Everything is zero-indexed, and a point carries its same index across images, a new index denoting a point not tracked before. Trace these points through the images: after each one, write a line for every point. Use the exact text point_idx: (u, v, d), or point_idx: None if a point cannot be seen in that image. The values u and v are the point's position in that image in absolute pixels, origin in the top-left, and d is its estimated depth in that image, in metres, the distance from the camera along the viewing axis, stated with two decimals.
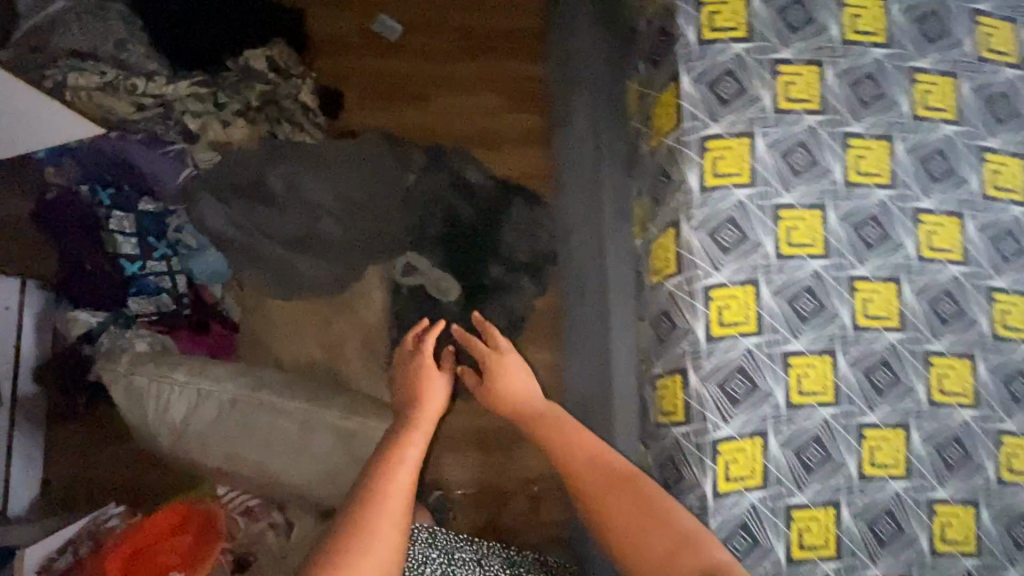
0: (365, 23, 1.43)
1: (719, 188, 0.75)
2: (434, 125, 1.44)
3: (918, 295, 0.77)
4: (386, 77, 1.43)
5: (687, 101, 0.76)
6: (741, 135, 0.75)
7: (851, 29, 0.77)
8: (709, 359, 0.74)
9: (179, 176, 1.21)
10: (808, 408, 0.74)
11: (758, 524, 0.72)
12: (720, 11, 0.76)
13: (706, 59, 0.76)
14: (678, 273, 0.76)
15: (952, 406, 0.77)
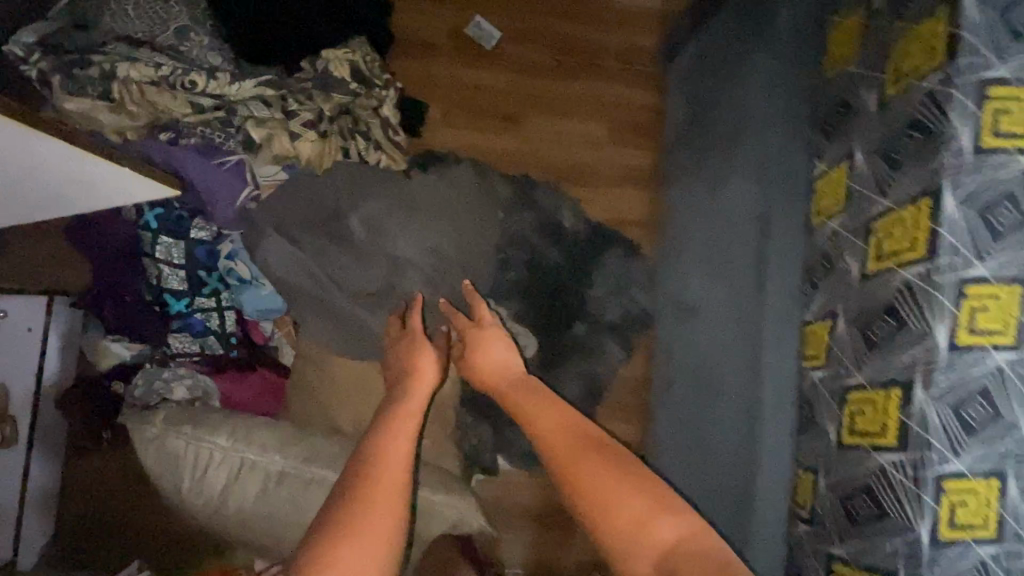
0: (458, 25, 1.24)
1: (973, 348, 0.56)
2: (524, 152, 1.25)
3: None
4: (475, 91, 1.25)
5: (946, 226, 0.56)
6: (1014, 282, 0.56)
7: None
8: (931, 570, 0.57)
9: (236, 198, 1.03)
10: None
11: None
12: (1009, 112, 0.55)
13: (983, 174, 0.55)
14: (899, 449, 0.59)
15: None
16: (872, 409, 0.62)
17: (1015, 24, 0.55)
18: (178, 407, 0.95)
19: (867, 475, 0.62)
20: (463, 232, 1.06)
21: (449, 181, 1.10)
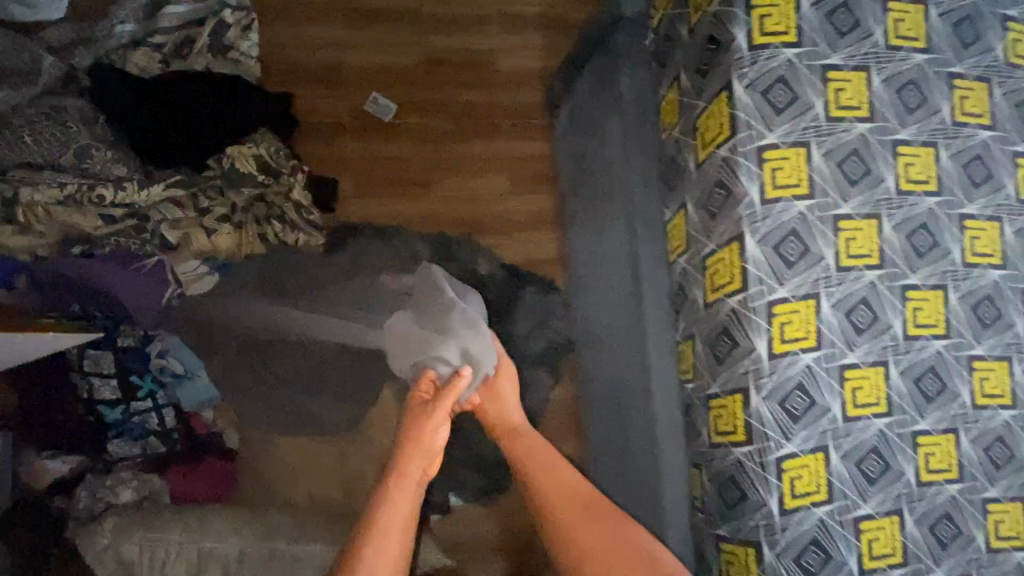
0: (358, 105, 1.36)
1: (787, 354, 0.72)
2: (436, 212, 1.37)
3: (974, 444, 0.77)
4: (384, 162, 1.36)
5: (753, 263, 0.72)
6: (807, 298, 0.72)
7: (905, 179, 0.76)
8: (783, 534, 0.72)
9: (160, 296, 1.09)
10: (880, 572, 0.73)
11: None
12: (781, 167, 0.72)
13: (771, 219, 0.72)
14: (749, 443, 0.73)
15: (1005, 550, 0.78)
16: (726, 413, 0.76)
17: (774, 102, 0.72)
18: (129, 513, 0.98)
19: (729, 465, 0.76)
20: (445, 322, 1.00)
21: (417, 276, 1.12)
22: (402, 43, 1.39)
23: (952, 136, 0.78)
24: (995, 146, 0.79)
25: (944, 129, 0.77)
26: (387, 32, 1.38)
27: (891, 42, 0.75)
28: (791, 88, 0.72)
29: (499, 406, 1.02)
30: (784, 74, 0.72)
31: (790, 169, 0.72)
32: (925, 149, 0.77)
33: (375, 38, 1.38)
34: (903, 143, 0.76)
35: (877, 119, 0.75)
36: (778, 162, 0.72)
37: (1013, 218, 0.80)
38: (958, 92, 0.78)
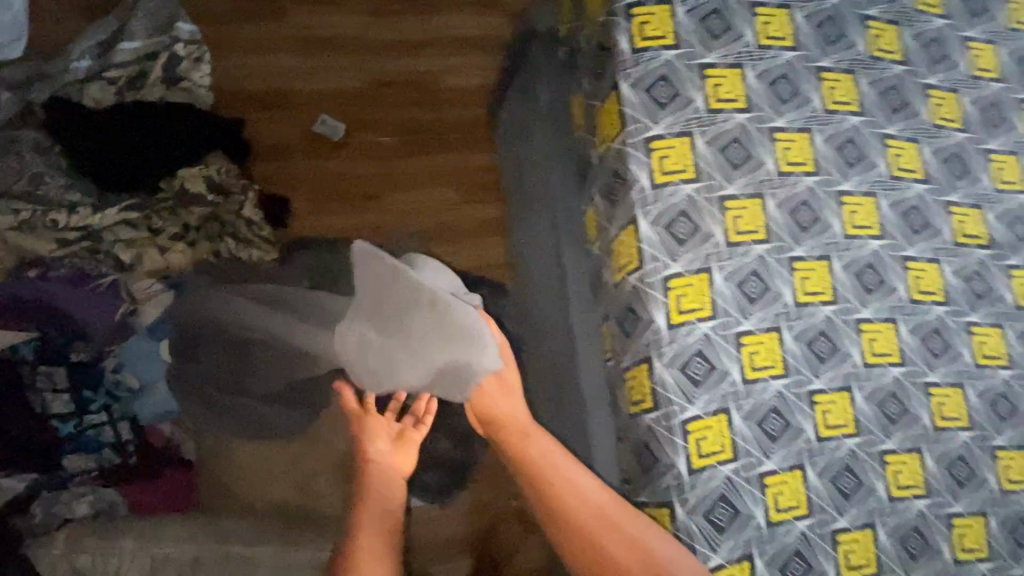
0: (308, 126, 1.43)
1: (685, 324, 0.79)
2: (386, 223, 1.43)
3: (868, 400, 0.83)
4: (334, 179, 1.43)
5: (647, 243, 0.79)
6: (700, 272, 0.79)
7: (784, 161, 0.84)
8: (693, 492, 0.77)
9: (115, 314, 1.12)
10: (787, 523, 0.78)
11: (812, 550, 0.78)
12: (668, 155, 0.80)
13: (661, 202, 0.80)
14: (656, 408, 0.79)
15: (908, 499, 0.83)
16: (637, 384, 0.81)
17: (657, 98, 0.81)
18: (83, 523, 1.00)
19: (641, 432, 0.81)
20: (425, 339, 0.90)
21: (363, 264, 0.94)
22: (349, 68, 1.48)
23: (825, 122, 0.86)
24: (866, 130, 0.88)
25: (816, 116, 0.86)
26: (334, 59, 1.47)
27: (760, 42, 0.85)
28: (672, 85, 0.81)
29: (511, 402, 0.93)
30: (664, 73, 0.81)
31: (676, 156, 0.80)
32: (800, 135, 0.85)
33: (323, 64, 1.47)
34: (780, 130, 0.84)
35: (753, 110, 0.83)
36: (665, 150, 0.80)
37: (887, 193, 0.88)
38: (826, 84, 0.87)
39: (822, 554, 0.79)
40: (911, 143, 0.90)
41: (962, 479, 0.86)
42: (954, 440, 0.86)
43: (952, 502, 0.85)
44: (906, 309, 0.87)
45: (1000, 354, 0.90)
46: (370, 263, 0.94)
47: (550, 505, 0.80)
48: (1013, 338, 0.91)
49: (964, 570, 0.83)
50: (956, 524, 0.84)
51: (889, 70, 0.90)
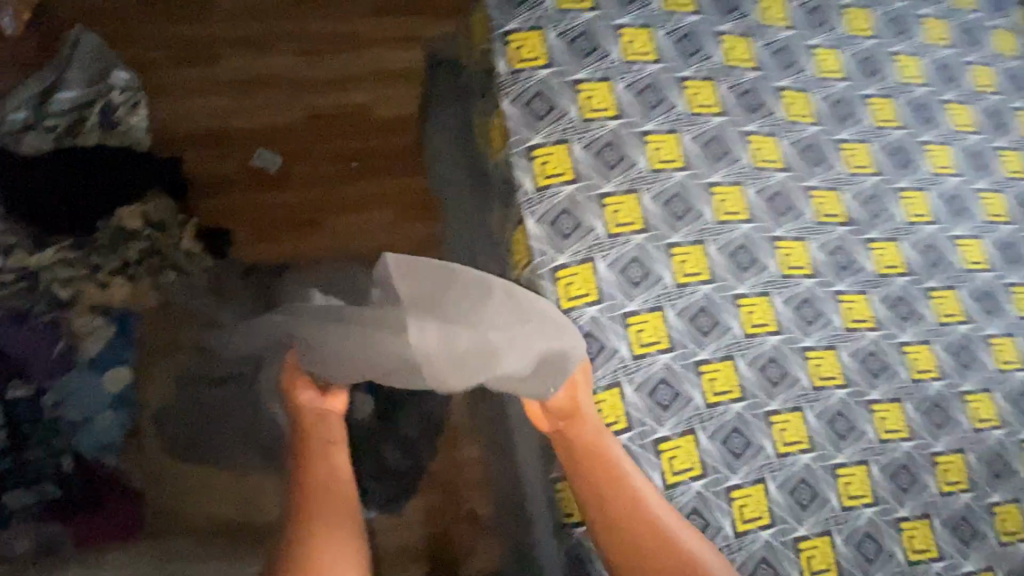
0: (246, 159, 1.51)
1: (574, 309, 0.88)
2: (328, 248, 1.50)
3: (749, 366, 0.93)
4: (276, 210, 1.50)
5: (535, 240, 0.88)
6: (584, 261, 0.88)
7: (655, 159, 0.94)
8: None
9: (53, 352, 1.17)
10: (683, 484, 0.87)
11: (707, 507, 0.87)
12: (548, 161, 0.90)
13: (545, 202, 0.89)
14: None
15: (795, 454, 0.93)
16: None
17: (537, 110, 0.91)
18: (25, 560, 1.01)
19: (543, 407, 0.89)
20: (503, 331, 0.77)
21: (404, 275, 0.73)
22: (281, 104, 1.56)
23: (688, 121, 0.97)
24: (727, 129, 0.99)
25: (683, 119, 0.97)
26: (266, 97, 1.56)
27: (626, 58, 0.96)
28: (547, 98, 0.91)
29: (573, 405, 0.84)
30: (539, 89, 0.91)
31: (557, 161, 0.90)
32: (668, 134, 0.96)
33: (257, 99, 1.55)
34: (649, 132, 0.95)
35: (623, 116, 0.94)
36: (545, 156, 0.90)
37: (753, 181, 0.99)
38: (689, 90, 0.98)
39: (717, 510, 0.88)
40: (770, 138, 1.01)
41: (844, 433, 0.96)
42: (833, 399, 0.96)
43: (834, 453, 0.95)
44: (778, 283, 0.97)
45: (869, 318, 1.01)
46: (415, 270, 0.74)
47: (607, 520, 0.78)
48: (880, 304, 1.02)
49: (852, 514, 0.93)
50: (840, 473, 0.94)
51: (745, 76, 1.02)
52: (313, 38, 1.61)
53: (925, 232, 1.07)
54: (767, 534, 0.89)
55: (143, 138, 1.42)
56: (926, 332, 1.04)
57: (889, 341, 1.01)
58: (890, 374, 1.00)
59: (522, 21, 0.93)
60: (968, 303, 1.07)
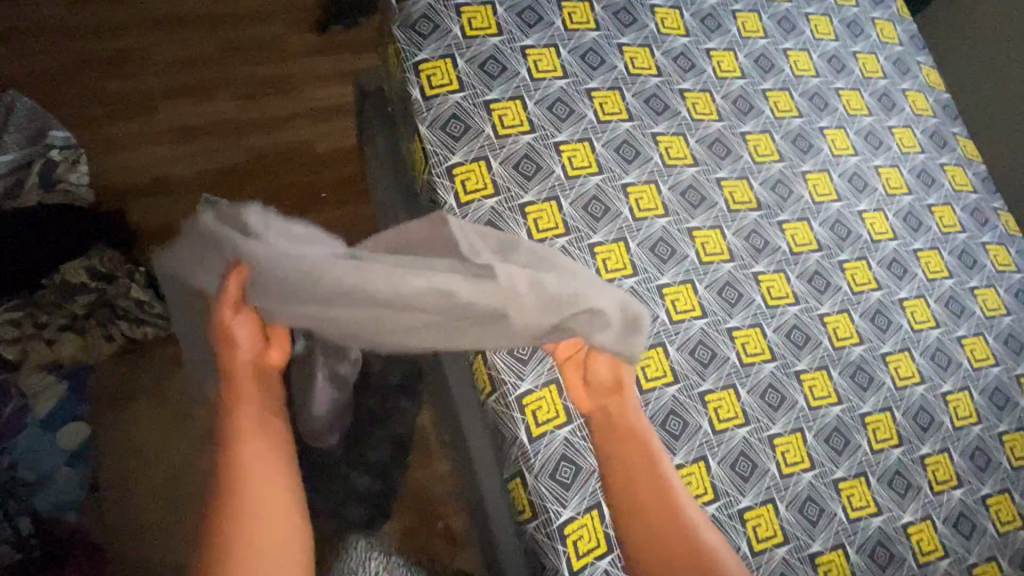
0: (270, 134, 1.56)
1: (712, 263, 0.96)
2: None
3: (862, 316, 1.02)
4: (253, 186, 1.50)
5: (670, 205, 0.97)
6: (713, 228, 0.98)
7: (756, 154, 1.05)
8: (749, 379, 0.92)
9: (80, 301, 1.18)
10: (824, 408, 0.95)
11: (847, 429, 0.95)
12: (697, 102, 1.04)
13: (674, 175, 0.99)
14: (704, 315, 0.93)
15: (911, 387, 1.01)
16: (681, 295, 0.92)
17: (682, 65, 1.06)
18: None
19: (691, 333, 0.91)
20: None
21: None
22: (333, 98, 1.64)
23: (797, 83, 1.14)
24: (825, 88, 1.16)
25: (790, 79, 1.13)
26: (317, 91, 1.63)
27: (743, 34, 1.13)
28: (661, 97, 1.02)
29: None
30: (654, 90, 1.02)
31: (678, 148, 1.00)
32: (783, 92, 1.12)
33: (291, 73, 1.64)
34: (768, 90, 1.11)
35: (747, 78, 1.10)
36: (668, 143, 1.00)
37: (851, 126, 1.15)
38: (792, 58, 1.15)
39: (854, 431, 0.95)
40: (840, 129, 1.14)
41: (944, 364, 1.04)
42: (930, 333, 1.05)
43: (942, 382, 1.03)
44: (871, 249, 1.07)
45: (943, 269, 1.11)
46: None
47: None
48: (949, 256, 1.13)
49: (963, 433, 1.01)
50: (950, 398, 1.03)
51: (828, 46, 1.20)
52: (367, 41, 1.72)
53: (969, 199, 1.20)
54: (898, 453, 0.96)
55: (183, 107, 1.53)
56: (990, 278, 1.14)
57: (963, 287, 1.12)
58: (969, 313, 1.10)
59: (604, 10, 1.04)
60: (1016, 255, 1.19)
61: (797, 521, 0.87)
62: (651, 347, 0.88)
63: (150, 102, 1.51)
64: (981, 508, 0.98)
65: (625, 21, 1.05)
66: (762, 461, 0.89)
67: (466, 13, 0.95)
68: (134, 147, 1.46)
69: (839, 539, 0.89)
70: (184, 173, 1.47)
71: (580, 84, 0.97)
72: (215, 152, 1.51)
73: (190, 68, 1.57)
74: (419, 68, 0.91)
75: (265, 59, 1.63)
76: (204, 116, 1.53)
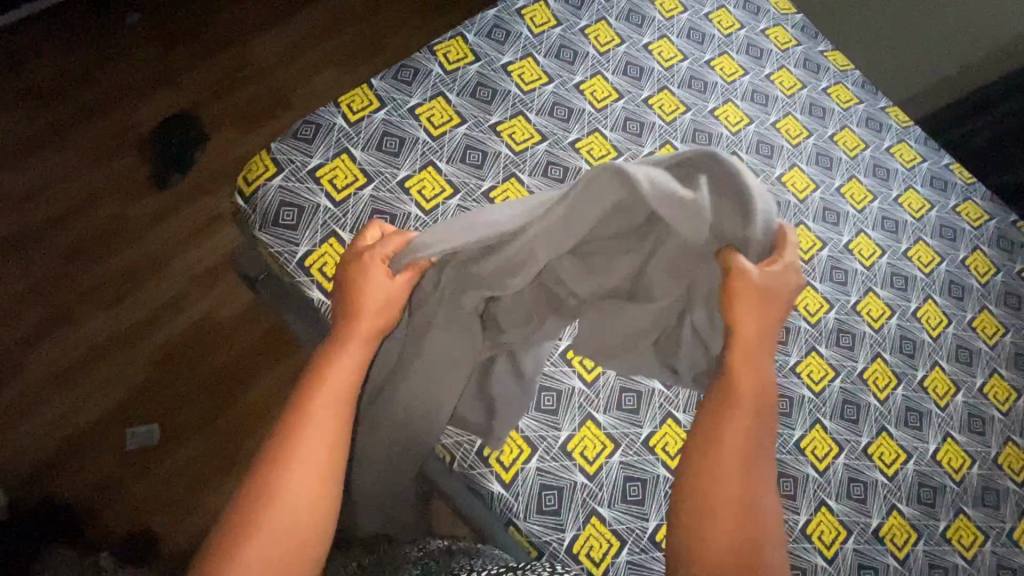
0: (159, 326, 1.37)
1: None
2: (222, 425, 1.30)
3: (822, 281, 1.04)
4: (167, 389, 1.32)
5: None
6: None
7: None
8: None
9: None
10: (827, 388, 0.97)
11: (853, 394, 0.98)
12: (592, 148, 0.99)
13: None
14: None
15: (887, 323, 1.05)
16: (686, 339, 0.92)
17: (562, 118, 0.99)
18: None
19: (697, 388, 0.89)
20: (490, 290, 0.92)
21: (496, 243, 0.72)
22: (215, 254, 1.45)
23: (670, 76, 1.09)
24: (696, 66, 1.12)
25: (663, 76, 1.09)
26: (193, 253, 1.44)
27: (601, 50, 1.06)
28: (556, 162, 0.96)
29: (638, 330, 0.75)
30: (547, 158, 0.95)
31: None
32: (662, 93, 1.07)
33: (146, 250, 1.43)
34: (649, 97, 1.06)
35: (625, 95, 1.04)
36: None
37: (733, 94, 1.13)
38: (655, 51, 1.10)
39: (860, 393, 0.99)
40: (728, 103, 1.11)
41: (903, 285, 1.09)
42: (881, 264, 1.09)
43: (909, 302, 1.08)
44: (802, 209, 1.08)
45: (867, 194, 1.14)
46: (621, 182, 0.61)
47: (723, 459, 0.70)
48: (866, 179, 1.15)
49: (942, 340, 1.07)
50: (920, 313, 1.08)
51: (681, 21, 1.15)
52: (213, 176, 1.52)
53: (859, 112, 1.21)
54: (901, 391, 1.01)
55: (51, 345, 1.32)
56: (906, 179, 1.18)
57: (890, 202, 1.15)
58: (903, 224, 1.14)
59: (459, 97, 0.94)
60: (918, 147, 1.22)
61: (849, 508, 0.91)
62: (661, 423, 0.87)
63: (17, 359, 1.30)
64: (982, 400, 1.05)
65: (485, 96, 0.95)
66: (801, 472, 0.91)
67: (322, 176, 0.83)
68: (23, 417, 1.26)
69: (890, 502, 0.93)
70: (92, 418, 1.27)
71: (474, 191, 0.89)
72: (117, 376, 1.31)
73: (42, 298, 1.35)
74: (305, 264, 0.79)
75: (118, 247, 1.42)
76: (84, 344, 1.33)
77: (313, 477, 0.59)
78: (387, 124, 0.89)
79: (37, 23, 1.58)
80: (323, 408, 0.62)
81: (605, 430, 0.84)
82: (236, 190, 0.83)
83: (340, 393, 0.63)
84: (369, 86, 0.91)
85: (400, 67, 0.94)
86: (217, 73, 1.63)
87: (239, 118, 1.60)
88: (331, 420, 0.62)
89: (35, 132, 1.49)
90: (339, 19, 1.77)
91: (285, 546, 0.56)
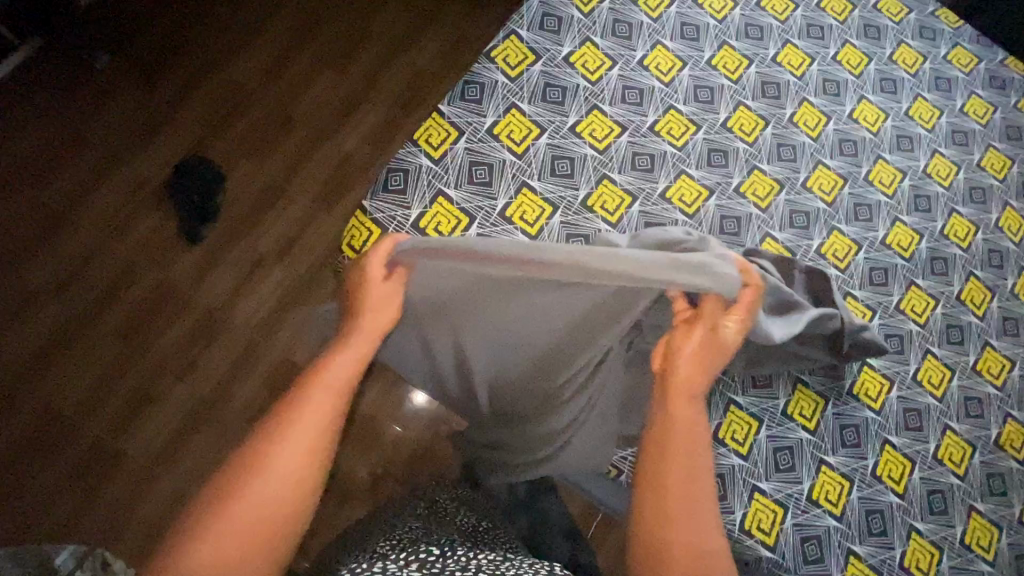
0: (241, 382, 1.35)
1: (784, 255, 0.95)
2: None
3: (909, 213, 1.05)
4: None
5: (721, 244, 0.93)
6: (764, 240, 0.95)
7: (746, 135, 0.99)
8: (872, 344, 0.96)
9: None
10: (931, 317, 1.01)
11: (956, 317, 1.02)
12: (671, 127, 0.95)
13: (705, 222, 0.93)
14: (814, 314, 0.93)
15: (973, 240, 1.06)
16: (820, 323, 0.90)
17: (635, 103, 0.94)
18: None
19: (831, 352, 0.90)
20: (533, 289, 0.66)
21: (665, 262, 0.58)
22: (270, 299, 1.40)
23: (726, 29, 1.03)
24: (749, 11, 1.06)
25: (719, 30, 1.03)
26: (248, 303, 1.39)
27: (654, 16, 0.99)
28: (642, 152, 0.92)
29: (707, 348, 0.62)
30: (632, 150, 0.92)
31: (688, 191, 0.93)
32: (723, 49, 1.02)
33: (201, 310, 1.38)
34: (711, 57, 1.01)
35: (688, 61, 0.99)
36: (679, 193, 0.92)
37: (789, 33, 1.07)
38: (705, 4, 1.03)
39: (960, 315, 1.02)
40: (787, 46, 1.06)
41: (982, 198, 1.09)
42: (958, 181, 1.09)
43: (989, 213, 1.08)
44: (877, 142, 1.07)
45: (934, 111, 1.12)
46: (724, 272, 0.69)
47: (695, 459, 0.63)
48: (931, 95, 1.13)
49: None
50: (1003, 222, 1.08)
51: None
52: (244, 217, 1.44)
53: (912, 23, 1.16)
54: (995, 304, 1.04)
55: (145, 424, 1.31)
56: (968, 86, 1.15)
57: (956, 114, 1.13)
58: (972, 134, 1.12)
59: (532, 105, 0.89)
60: (974, 47, 1.18)
61: (970, 424, 0.97)
62: (793, 391, 0.92)
63: (113, 448, 1.29)
64: None
65: (557, 98, 0.90)
66: (922, 403, 0.96)
67: (427, 227, 0.81)
68: (142, 499, 1.27)
69: (1005, 411, 0.99)
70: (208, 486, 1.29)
71: (572, 204, 0.87)
72: (216, 441, 1.31)
73: (119, 381, 1.33)
74: None
75: (175, 312, 1.38)
76: (175, 416, 1.32)
77: (298, 453, 0.55)
78: (471, 153, 0.85)
79: (10, 92, 1.46)
80: (316, 401, 0.58)
81: (747, 411, 0.90)
82: (344, 258, 0.82)
83: (332, 377, 0.60)
84: (440, 116, 0.86)
85: (465, 85, 0.88)
86: (212, 104, 1.51)
87: (252, 149, 1.49)
88: (317, 414, 0.58)
89: (51, 212, 1.40)
90: (322, 14, 1.61)
91: (265, 516, 0.53)
